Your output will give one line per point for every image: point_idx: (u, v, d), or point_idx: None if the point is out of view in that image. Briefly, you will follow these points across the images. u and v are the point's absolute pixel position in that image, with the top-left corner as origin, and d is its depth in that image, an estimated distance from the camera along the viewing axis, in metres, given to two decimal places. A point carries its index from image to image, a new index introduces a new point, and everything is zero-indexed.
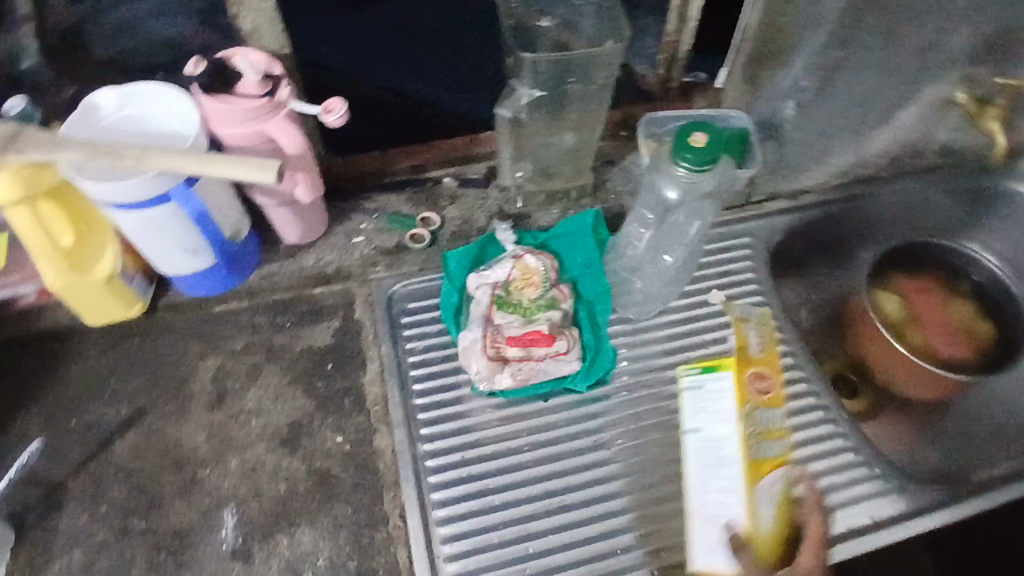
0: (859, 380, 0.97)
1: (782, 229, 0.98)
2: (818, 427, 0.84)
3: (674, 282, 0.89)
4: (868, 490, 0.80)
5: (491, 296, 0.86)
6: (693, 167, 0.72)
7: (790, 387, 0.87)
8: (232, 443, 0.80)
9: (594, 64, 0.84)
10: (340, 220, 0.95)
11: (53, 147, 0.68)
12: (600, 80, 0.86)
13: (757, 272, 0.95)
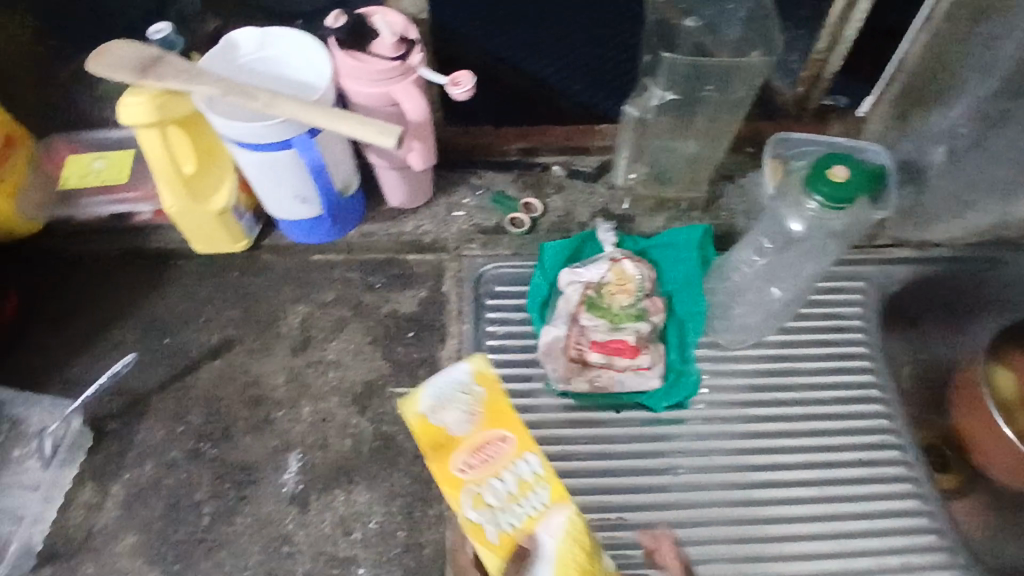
0: (953, 455, 0.85)
1: (901, 280, 0.93)
2: (902, 500, 0.78)
3: (775, 316, 0.84)
4: None
5: (581, 295, 0.84)
6: (826, 202, 0.67)
7: (881, 450, 0.81)
8: (306, 391, 0.82)
9: (736, 74, 0.80)
10: (444, 192, 0.95)
11: (191, 78, 0.70)
12: (738, 92, 0.82)
13: (866, 320, 0.89)
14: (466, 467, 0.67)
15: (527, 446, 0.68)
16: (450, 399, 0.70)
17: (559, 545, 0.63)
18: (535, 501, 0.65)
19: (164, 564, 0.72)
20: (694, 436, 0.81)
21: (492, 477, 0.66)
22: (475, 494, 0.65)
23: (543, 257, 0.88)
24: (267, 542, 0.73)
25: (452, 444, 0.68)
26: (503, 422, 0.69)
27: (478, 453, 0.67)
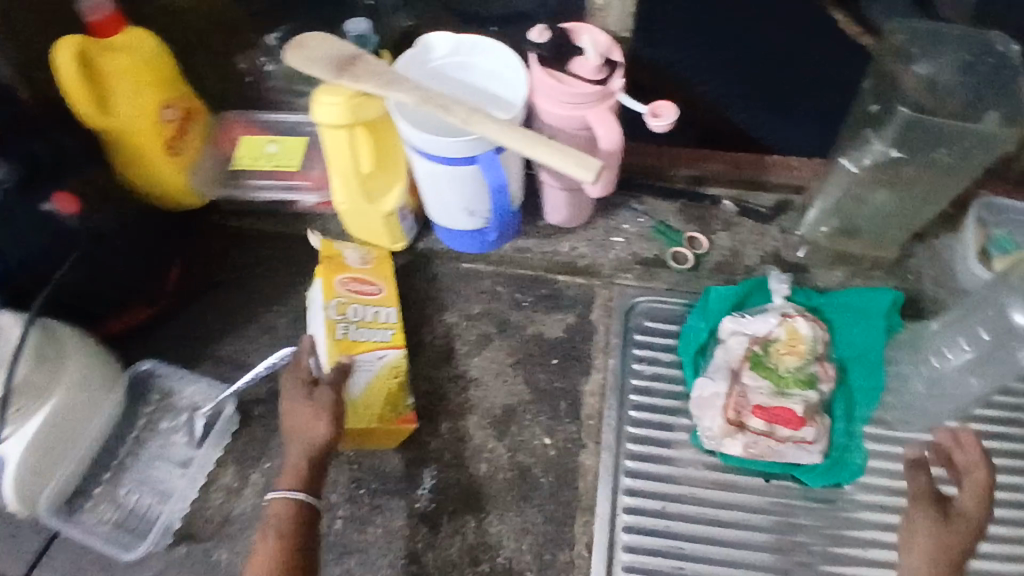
0: None
1: None
2: None
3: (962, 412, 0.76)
4: None
5: (746, 349, 0.78)
6: None
7: None
8: (445, 406, 0.81)
9: (978, 142, 0.69)
10: (604, 214, 0.90)
11: (388, 82, 0.68)
12: (976, 160, 0.71)
13: None
14: (343, 287, 0.77)
15: (394, 299, 0.78)
16: (357, 239, 0.81)
17: (381, 369, 0.74)
18: (380, 335, 0.75)
19: None
20: (845, 522, 0.75)
21: (359, 304, 0.76)
22: (340, 304, 0.75)
23: (707, 302, 0.83)
24: (397, 558, 0.73)
25: (340, 264, 0.78)
26: (383, 276, 0.80)
27: (358, 284, 0.77)
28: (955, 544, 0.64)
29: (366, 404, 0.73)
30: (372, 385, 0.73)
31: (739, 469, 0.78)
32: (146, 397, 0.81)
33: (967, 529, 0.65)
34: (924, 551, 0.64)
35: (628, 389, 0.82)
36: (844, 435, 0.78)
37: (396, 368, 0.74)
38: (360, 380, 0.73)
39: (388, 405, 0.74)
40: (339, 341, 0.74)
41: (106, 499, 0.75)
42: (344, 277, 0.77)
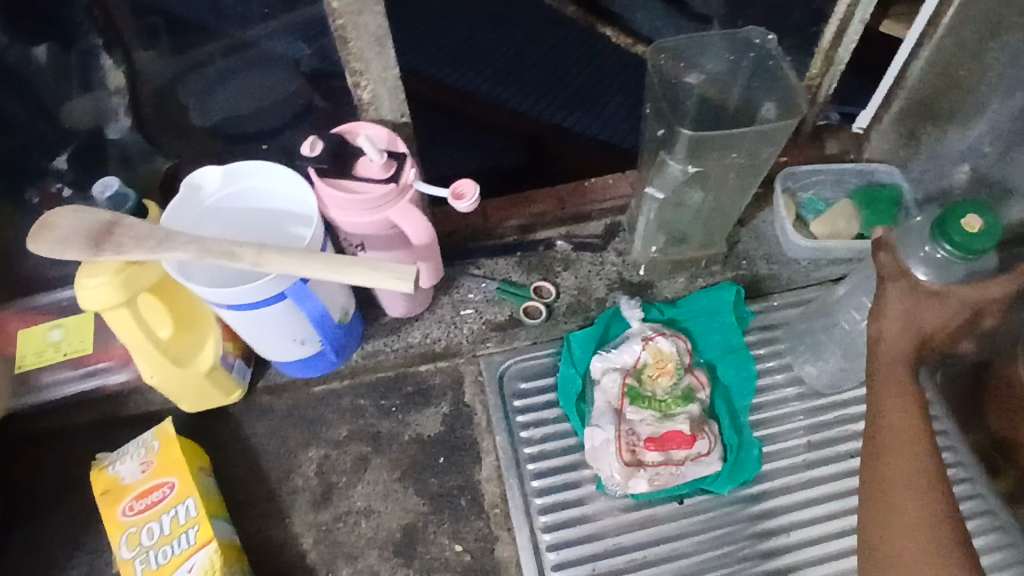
0: (1005, 462, 0.78)
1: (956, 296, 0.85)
2: None
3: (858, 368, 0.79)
4: None
5: (621, 385, 0.77)
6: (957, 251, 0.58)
7: None
8: (342, 551, 0.74)
9: (764, 139, 0.71)
10: (446, 289, 0.87)
11: (157, 244, 0.60)
12: (766, 154, 0.73)
13: None
14: (130, 512, 0.70)
15: (188, 489, 0.70)
16: (132, 448, 0.73)
17: None
18: (181, 543, 0.68)
19: None
20: (760, 517, 0.75)
21: (150, 520, 0.69)
22: (131, 535, 0.69)
23: (571, 345, 0.82)
24: None
25: (120, 490, 0.71)
26: (171, 468, 0.71)
27: (143, 500, 0.70)
28: (934, 315, 0.62)
29: None
30: None
31: (653, 500, 0.76)
32: None
33: (947, 307, 0.61)
34: (897, 315, 0.62)
35: (523, 461, 0.78)
36: (737, 432, 0.78)
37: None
38: None
39: None
40: None
41: None
42: (125, 504, 0.71)
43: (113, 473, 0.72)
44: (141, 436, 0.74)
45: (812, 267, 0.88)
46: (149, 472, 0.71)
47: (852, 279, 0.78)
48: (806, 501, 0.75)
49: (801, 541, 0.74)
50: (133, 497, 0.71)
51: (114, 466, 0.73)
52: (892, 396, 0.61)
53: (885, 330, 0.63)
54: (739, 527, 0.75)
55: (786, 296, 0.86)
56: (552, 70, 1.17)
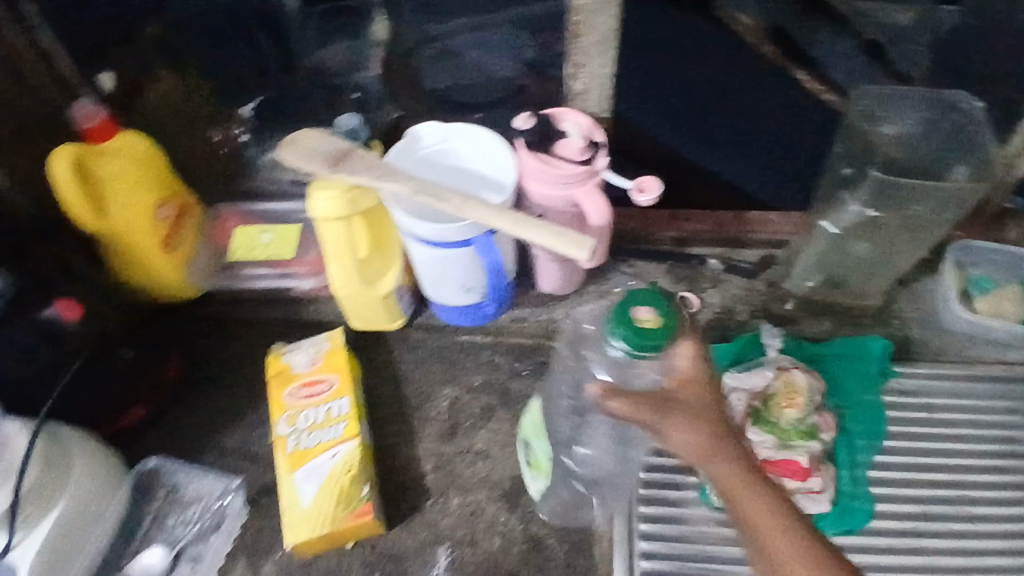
0: None
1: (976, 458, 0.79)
2: None
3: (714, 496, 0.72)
4: None
5: (746, 407, 0.79)
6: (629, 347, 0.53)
7: None
8: (456, 481, 0.81)
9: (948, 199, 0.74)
10: (595, 279, 0.93)
11: (380, 175, 0.71)
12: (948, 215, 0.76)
13: None
14: (293, 396, 0.82)
15: (345, 390, 0.82)
16: (306, 345, 0.86)
17: (336, 464, 0.76)
18: (331, 433, 0.78)
19: None
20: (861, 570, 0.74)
21: (310, 406, 0.81)
22: (290, 415, 0.81)
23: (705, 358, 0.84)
24: None
25: (289, 376, 0.83)
26: (336, 370, 0.83)
27: (307, 388, 0.82)
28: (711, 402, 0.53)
29: (320, 507, 0.74)
30: (326, 483, 0.75)
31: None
32: (152, 493, 0.82)
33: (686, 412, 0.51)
34: (677, 429, 0.51)
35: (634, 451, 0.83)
36: (852, 481, 0.78)
37: (346, 461, 0.76)
38: (316, 482, 0.75)
39: (340, 503, 0.74)
40: (293, 451, 0.77)
41: None
42: (290, 389, 0.82)
43: (285, 363, 0.84)
44: (314, 340, 0.87)
45: (965, 343, 0.87)
46: (317, 368, 0.84)
47: (602, 444, 0.69)
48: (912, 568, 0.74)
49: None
50: (297, 386, 0.82)
51: (288, 357, 0.85)
52: (762, 518, 0.50)
53: (698, 455, 0.51)
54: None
55: (932, 364, 0.85)
56: (739, 119, 1.17)
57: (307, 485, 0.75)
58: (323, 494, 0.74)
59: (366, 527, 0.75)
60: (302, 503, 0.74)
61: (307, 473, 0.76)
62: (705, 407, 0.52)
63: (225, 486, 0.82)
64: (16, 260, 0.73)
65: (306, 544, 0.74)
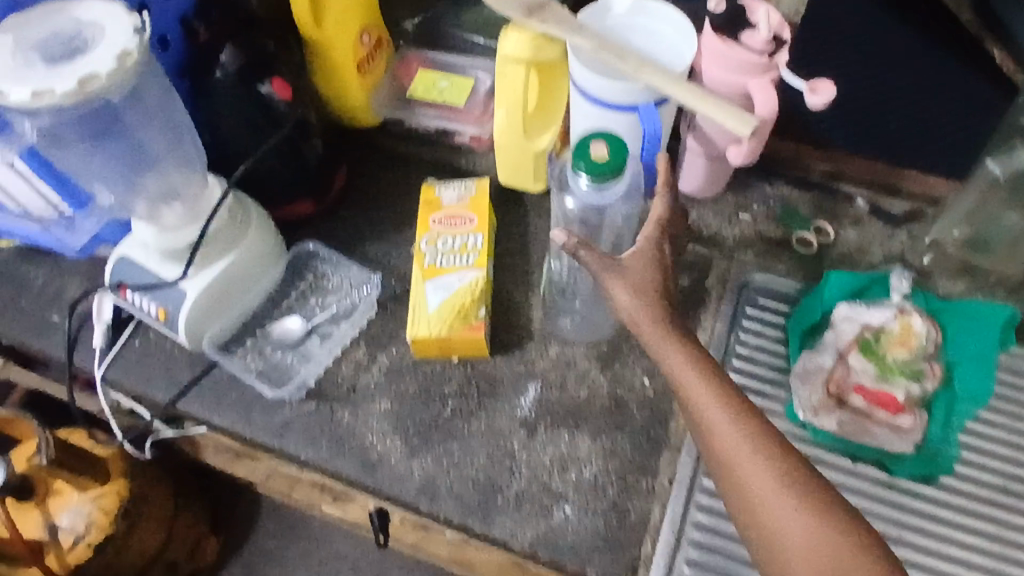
0: None
1: None
2: None
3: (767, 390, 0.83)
4: None
5: (856, 334, 0.81)
6: (591, 177, 0.69)
7: None
8: (558, 333, 0.88)
9: None
10: (735, 192, 0.95)
11: (570, 29, 0.76)
12: None
13: None
14: (437, 222, 0.90)
15: (482, 228, 0.90)
16: (457, 184, 0.94)
17: (462, 285, 0.84)
18: (464, 261, 0.87)
19: (406, 435, 0.82)
20: (926, 515, 0.76)
21: (449, 235, 0.89)
22: (431, 236, 0.89)
23: (825, 285, 0.85)
24: (495, 451, 0.80)
25: (437, 205, 0.92)
26: (478, 211, 0.91)
27: (450, 219, 0.91)
28: (659, 277, 0.70)
29: (442, 316, 0.83)
30: (452, 297, 0.83)
31: (829, 449, 0.79)
32: (301, 275, 0.94)
33: (643, 259, 0.70)
34: (626, 290, 0.69)
35: (730, 354, 0.86)
36: (942, 435, 0.79)
37: (472, 285, 0.84)
38: (443, 295, 0.84)
39: (460, 316, 0.83)
40: (428, 267, 0.86)
41: (252, 352, 0.89)
42: (436, 217, 0.91)
43: (434, 194, 0.93)
44: (464, 182, 0.95)
45: None
46: (463, 206, 0.92)
47: (566, 260, 0.88)
48: (974, 531, 0.76)
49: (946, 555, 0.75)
50: (442, 215, 0.91)
51: (439, 190, 0.94)
52: (702, 393, 0.65)
53: (653, 348, 0.68)
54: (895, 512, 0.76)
55: None
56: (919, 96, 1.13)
57: (433, 296, 0.84)
58: (445, 304, 0.83)
59: (477, 345, 0.84)
60: (429, 308, 0.83)
61: (436, 287, 0.84)
62: (652, 280, 0.70)
63: (364, 283, 0.93)
64: (249, 33, 0.84)
65: (424, 344, 0.83)
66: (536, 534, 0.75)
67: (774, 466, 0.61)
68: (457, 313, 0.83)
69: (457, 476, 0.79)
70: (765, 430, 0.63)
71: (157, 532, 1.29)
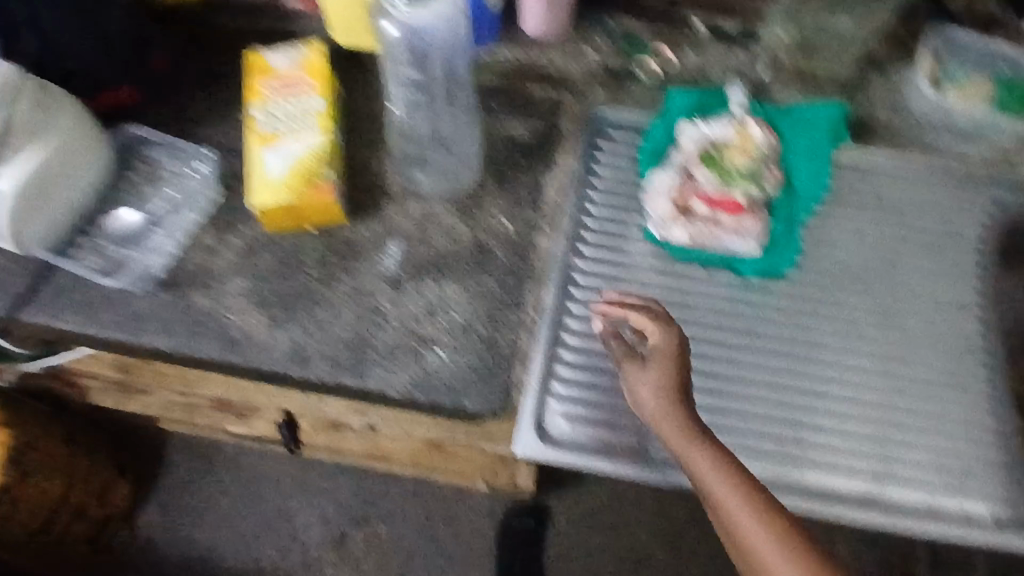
0: None
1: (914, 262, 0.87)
2: (954, 409, 0.81)
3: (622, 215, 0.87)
4: (991, 492, 0.78)
5: (699, 148, 0.83)
6: None
7: (963, 365, 0.83)
8: (415, 190, 0.85)
9: None
10: (579, 29, 0.93)
11: None
12: None
13: (981, 239, 0.89)
14: (271, 91, 0.85)
15: (320, 91, 0.84)
16: (287, 49, 0.88)
17: (304, 149, 0.80)
18: (304, 125, 0.81)
19: (269, 310, 0.80)
20: (775, 306, 0.83)
21: (285, 101, 0.84)
22: (266, 106, 0.83)
23: (668, 108, 0.88)
24: (363, 311, 0.79)
25: (269, 74, 0.86)
26: (314, 73, 0.85)
27: (285, 86, 0.85)
28: (682, 380, 0.70)
29: (286, 183, 0.78)
30: (295, 162, 0.79)
31: (683, 259, 0.84)
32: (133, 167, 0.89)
33: (662, 366, 0.70)
34: (646, 388, 0.70)
35: (588, 188, 0.88)
36: (784, 233, 0.85)
37: (315, 148, 0.80)
38: (285, 161, 0.79)
39: (305, 181, 0.79)
40: (265, 136, 0.81)
41: (87, 249, 0.84)
42: (269, 86, 0.85)
43: (264, 63, 0.86)
44: (294, 47, 0.88)
45: (925, 129, 0.90)
46: (296, 70, 0.86)
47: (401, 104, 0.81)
48: (818, 313, 0.83)
49: (825, 385, 0.80)
50: (276, 83, 0.85)
51: (269, 58, 0.87)
52: (716, 481, 0.65)
53: (671, 441, 0.68)
54: (742, 324, 0.82)
55: (886, 147, 0.89)
56: None
57: (274, 164, 0.79)
58: (287, 170, 0.78)
59: (329, 208, 0.80)
60: (270, 175, 0.78)
61: (276, 154, 0.79)
62: (673, 378, 0.70)
63: (200, 162, 0.89)
64: None
65: (271, 212, 0.80)
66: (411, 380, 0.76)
67: (791, 555, 0.61)
68: (302, 177, 0.79)
69: (324, 339, 0.78)
70: (784, 523, 0.63)
71: (55, 480, 1.23)
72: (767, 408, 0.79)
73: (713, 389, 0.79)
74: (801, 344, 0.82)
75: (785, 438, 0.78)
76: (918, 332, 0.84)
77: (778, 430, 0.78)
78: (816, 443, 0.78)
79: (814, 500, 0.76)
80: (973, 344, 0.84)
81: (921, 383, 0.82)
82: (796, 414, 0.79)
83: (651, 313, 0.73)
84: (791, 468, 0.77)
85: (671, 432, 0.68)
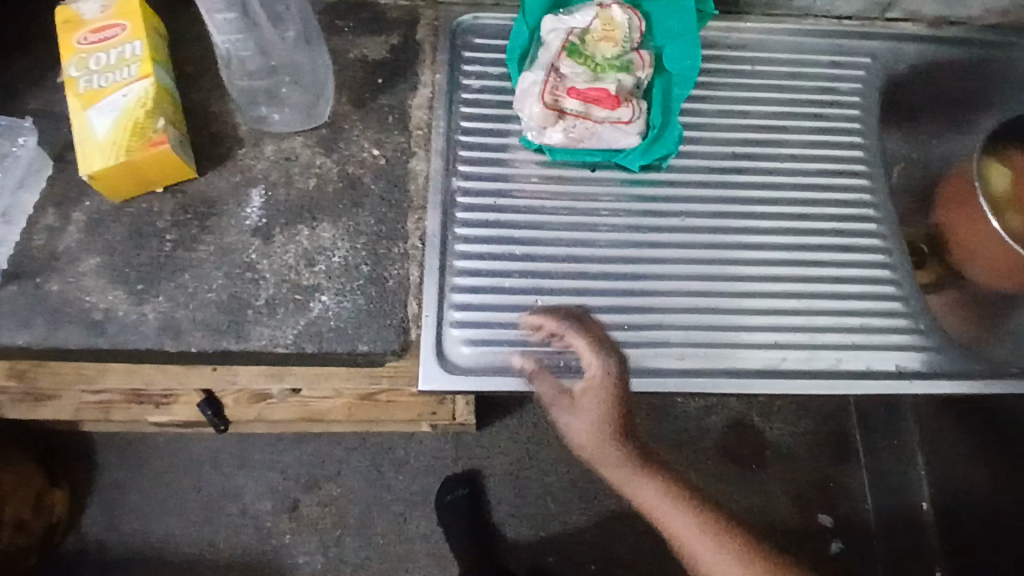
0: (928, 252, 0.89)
1: (803, 128, 0.87)
2: (857, 268, 0.82)
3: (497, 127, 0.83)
4: (898, 341, 0.79)
5: (563, 41, 0.78)
6: None
7: (858, 223, 0.84)
8: (270, 130, 0.79)
9: None
10: None
11: None
12: None
13: (864, 98, 0.90)
14: (84, 42, 0.75)
15: (138, 34, 0.75)
16: None
17: (130, 100, 0.72)
18: (125, 75, 0.73)
19: (129, 284, 0.73)
20: (668, 196, 0.83)
21: (100, 51, 0.74)
22: (80, 59, 0.74)
23: (526, 2, 0.81)
24: (231, 269, 0.74)
25: (78, 23, 0.76)
26: (128, 15, 0.76)
27: (98, 34, 0.75)
28: (620, 414, 0.69)
29: (113, 140, 0.70)
30: (120, 117, 0.71)
31: (567, 165, 0.83)
32: None
33: (602, 402, 0.69)
34: (581, 426, 0.70)
35: (459, 102, 0.83)
36: (665, 118, 0.83)
37: (141, 98, 0.72)
38: (108, 117, 0.71)
39: (136, 136, 0.71)
40: (84, 93, 0.72)
41: None
42: (81, 36, 0.75)
43: (72, 13, 0.76)
44: None
45: None
46: (108, 15, 0.76)
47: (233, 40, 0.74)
48: (713, 195, 0.83)
49: (744, 270, 0.80)
50: (88, 33, 0.75)
51: (77, 6, 0.77)
52: (673, 513, 0.72)
53: (617, 477, 0.72)
54: (640, 221, 0.81)
55: (756, 17, 0.90)
56: None
57: (98, 122, 0.71)
58: (112, 126, 0.71)
59: (172, 162, 0.73)
60: (95, 135, 0.70)
61: (98, 112, 0.71)
62: (614, 412, 0.69)
63: (19, 137, 0.77)
64: None
65: (103, 177, 0.72)
66: (297, 332, 0.71)
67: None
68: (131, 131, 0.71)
69: (195, 306, 0.72)
70: (743, 545, 0.72)
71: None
72: (686, 302, 0.78)
73: (623, 289, 0.78)
74: (711, 236, 0.81)
75: (708, 326, 0.77)
76: (813, 199, 0.85)
77: (692, 317, 0.78)
78: (739, 324, 0.78)
79: (744, 381, 0.75)
80: (872, 203, 0.86)
81: (830, 249, 0.83)
82: (712, 300, 0.79)
83: (580, 344, 0.71)
84: (717, 353, 0.76)
85: (621, 467, 0.71)
